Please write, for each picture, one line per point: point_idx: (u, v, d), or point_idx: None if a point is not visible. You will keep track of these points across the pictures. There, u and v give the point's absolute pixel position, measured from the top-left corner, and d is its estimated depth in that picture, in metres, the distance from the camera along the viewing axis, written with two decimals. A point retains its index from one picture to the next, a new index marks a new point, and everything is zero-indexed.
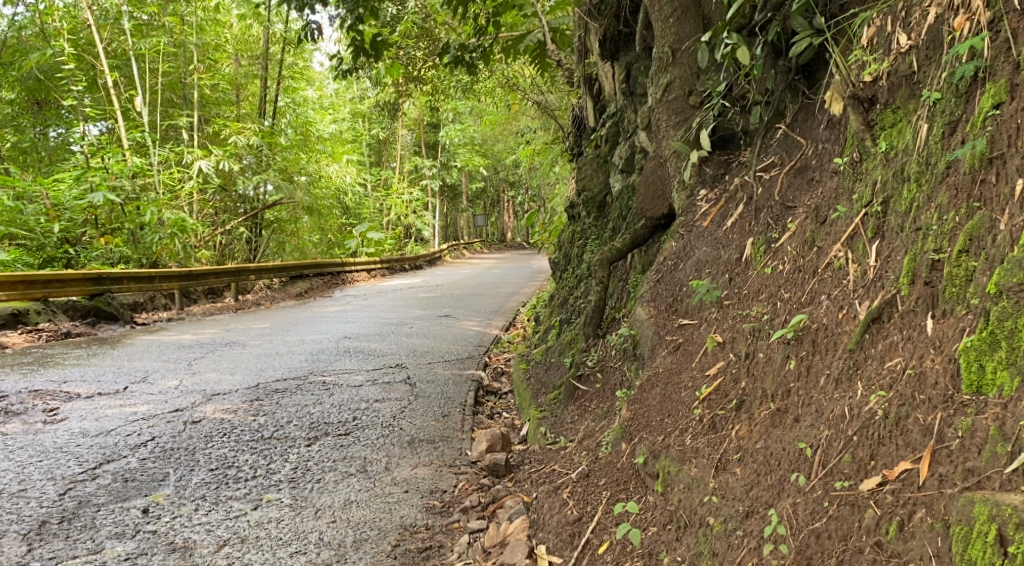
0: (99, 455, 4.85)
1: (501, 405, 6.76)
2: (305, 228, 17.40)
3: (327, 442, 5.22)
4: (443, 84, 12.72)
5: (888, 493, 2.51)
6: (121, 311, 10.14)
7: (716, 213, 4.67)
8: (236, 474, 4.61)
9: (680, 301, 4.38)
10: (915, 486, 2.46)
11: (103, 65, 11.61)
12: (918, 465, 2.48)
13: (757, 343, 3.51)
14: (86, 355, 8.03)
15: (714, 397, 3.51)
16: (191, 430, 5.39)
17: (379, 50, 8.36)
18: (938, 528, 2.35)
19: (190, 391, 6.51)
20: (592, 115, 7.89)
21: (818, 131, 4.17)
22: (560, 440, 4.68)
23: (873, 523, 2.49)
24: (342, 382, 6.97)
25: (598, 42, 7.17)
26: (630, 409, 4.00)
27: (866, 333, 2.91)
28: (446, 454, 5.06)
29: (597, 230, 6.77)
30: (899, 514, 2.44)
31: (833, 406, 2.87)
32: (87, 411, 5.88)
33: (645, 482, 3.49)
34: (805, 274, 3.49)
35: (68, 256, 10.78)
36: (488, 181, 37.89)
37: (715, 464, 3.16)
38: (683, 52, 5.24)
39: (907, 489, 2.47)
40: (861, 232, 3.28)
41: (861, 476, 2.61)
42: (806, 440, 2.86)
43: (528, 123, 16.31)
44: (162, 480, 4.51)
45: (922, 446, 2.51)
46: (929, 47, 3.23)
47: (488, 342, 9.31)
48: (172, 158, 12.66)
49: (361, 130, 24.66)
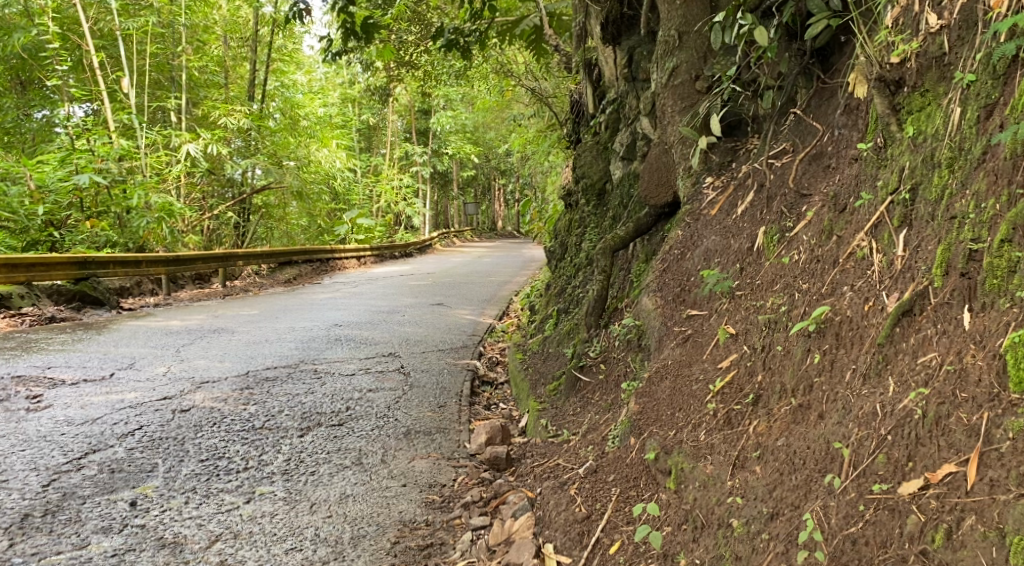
0: (85, 445, 4.68)
1: (497, 396, 6.61)
2: (294, 213, 17.17)
3: (320, 432, 5.06)
4: (436, 69, 12.49)
5: (931, 498, 2.38)
6: (107, 296, 9.94)
7: (725, 201, 4.52)
8: (227, 466, 4.45)
9: (687, 291, 4.23)
10: (962, 491, 2.33)
11: (88, 45, 11.32)
12: (964, 469, 2.36)
13: (773, 335, 3.37)
14: (71, 341, 7.83)
15: (728, 391, 3.38)
16: (180, 420, 5.21)
17: (371, 33, 8.18)
18: (993, 538, 2.23)
19: (178, 379, 6.33)
20: (590, 101, 7.66)
21: (835, 116, 4.05)
22: (562, 433, 4.55)
23: (916, 530, 2.36)
24: (334, 371, 6.80)
25: (599, 26, 6.98)
26: (638, 402, 3.84)
27: (896, 327, 2.77)
28: (444, 446, 4.90)
29: (596, 217, 6.62)
30: (946, 521, 2.32)
31: (862, 403, 2.73)
32: (71, 398, 5.69)
33: (656, 479, 3.36)
34: (825, 264, 3.35)
35: (52, 239, 10.58)
36: (479, 168, 37.63)
37: (732, 462, 3.04)
38: (692, 35, 5.04)
39: (953, 494, 2.34)
40: (886, 221, 3.15)
41: (899, 479, 2.47)
42: (834, 438, 2.73)
43: (522, 111, 16.14)
44: (150, 471, 4.35)
45: (968, 447, 2.38)
46: (962, 27, 3.12)
47: (481, 330, 9.18)
48: (159, 141, 12.43)
49: (351, 116, 24.42)
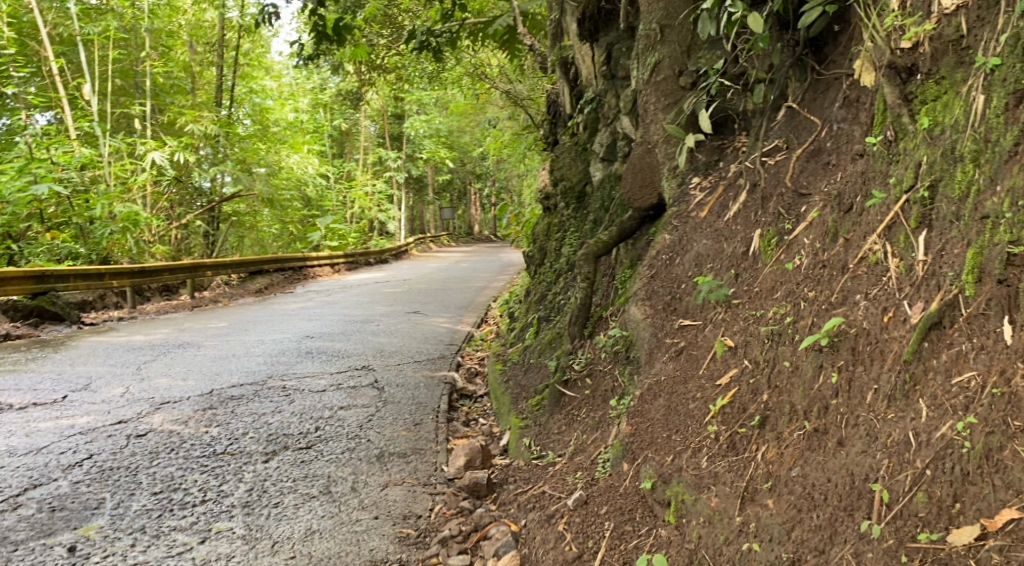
0: (25, 480, 4.27)
1: (477, 410, 6.26)
2: (265, 221, 16.69)
3: (286, 457, 4.68)
4: (408, 72, 12.11)
5: (992, 552, 2.11)
6: (67, 311, 9.46)
7: (714, 202, 4.20)
8: (183, 499, 4.07)
9: (678, 299, 3.90)
10: None
11: (47, 50, 10.84)
12: None
13: (778, 348, 3.06)
14: (25, 360, 7.38)
15: (729, 411, 3.07)
16: (134, 446, 4.82)
17: (342, 35, 7.79)
18: None
19: (136, 400, 5.91)
20: (568, 102, 7.33)
21: (832, 110, 3.77)
22: (548, 455, 4.21)
23: None
24: (303, 387, 6.41)
25: (575, 22, 6.63)
26: (630, 423, 3.51)
27: (924, 342, 2.52)
28: (420, 471, 4.54)
29: (576, 221, 6.32)
30: None
31: (889, 429, 2.48)
32: (17, 425, 5.26)
33: (654, 511, 3.07)
34: (833, 270, 3.05)
35: (11, 251, 10.13)
36: (454, 173, 37.08)
37: (741, 494, 2.76)
38: (673, 29, 4.73)
39: (1018, 547, 2.08)
40: (902, 222, 2.86)
41: (947, 524, 2.22)
42: (862, 470, 2.47)
43: (495, 114, 15.79)
44: (95, 508, 3.96)
45: None
46: (982, 7, 2.84)
47: (460, 339, 8.82)
48: (123, 149, 11.91)
49: (324, 121, 23.98)
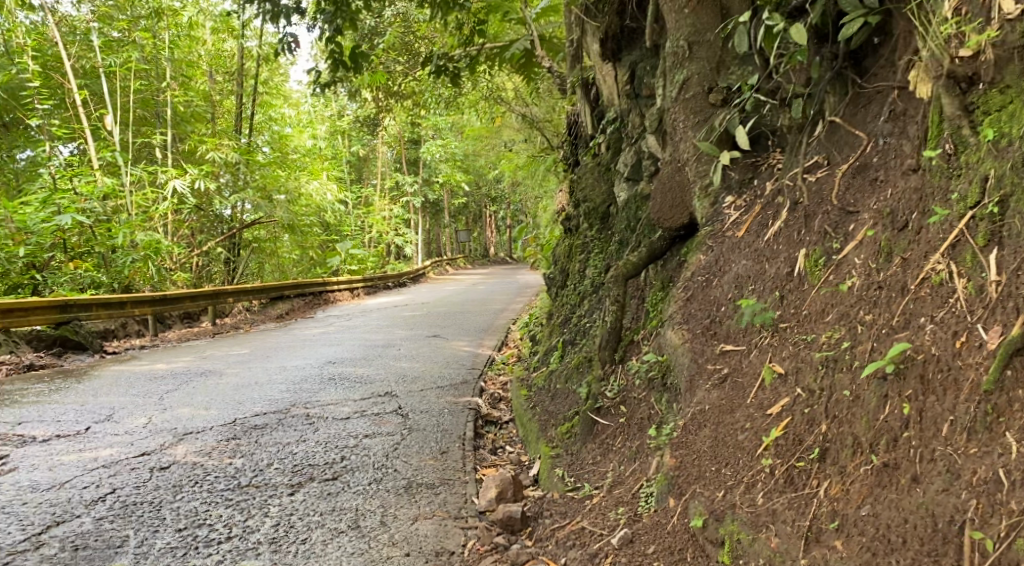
0: (48, 517, 4.14)
1: (503, 437, 6.10)
2: (285, 247, 16.61)
3: (312, 489, 4.52)
4: (426, 97, 12.01)
5: None
6: (89, 340, 9.38)
7: (751, 221, 4.04)
8: (208, 536, 3.92)
9: (718, 323, 3.72)
10: None
11: (70, 82, 10.81)
12: None
13: (835, 376, 2.88)
14: (47, 392, 7.25)
15: (783, 444, 2.89)
16: (157, 479, 4.68)
17: (360, 63, 7.67)
18: None
19: (158, 431, 5.78)
20: (588, 123, 7.17)
21: (878, 124, 3.60)
22: (583, 487, 4.03)
23: None
24: (327, 415, 6.26)
25: (596, 42, 6.50)
26: (675, 455, 3.32)
27: (1007, 370, 2.39)
28: (450, 503, 4.37)
29: (601, 243, 6.16)
30: None
31: (972, 465, 2.35)
32: (39, 459, 5.13)
33: (706, 551, 2.90)
34: (891, 291, 2.88)
35: (35, 282, 9.83)
36: (469, 196, 36.99)
37: (805, 535, 2.60)
38: (703, 45, 4.55)
39: None
40: (967, 240, 2.71)
41: None
42: (946, 510, 2.33)
43: (511, 138, 15.68)
44: (119, 546, 3.83)
45: None
46: None
47: (482, 363, 8.66)
48: (145, 178, 11.89)
49: (340, 148, 23.96)
